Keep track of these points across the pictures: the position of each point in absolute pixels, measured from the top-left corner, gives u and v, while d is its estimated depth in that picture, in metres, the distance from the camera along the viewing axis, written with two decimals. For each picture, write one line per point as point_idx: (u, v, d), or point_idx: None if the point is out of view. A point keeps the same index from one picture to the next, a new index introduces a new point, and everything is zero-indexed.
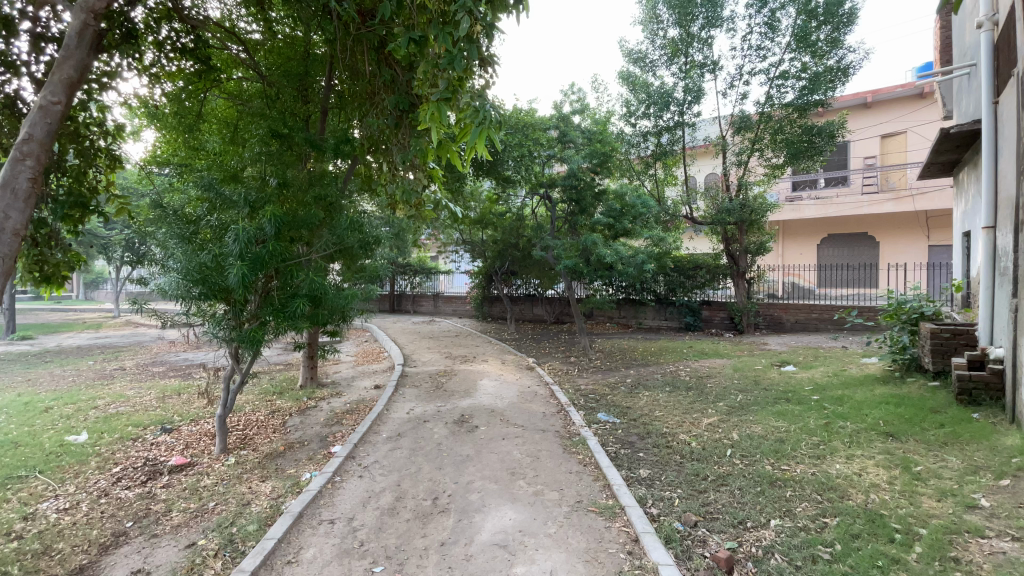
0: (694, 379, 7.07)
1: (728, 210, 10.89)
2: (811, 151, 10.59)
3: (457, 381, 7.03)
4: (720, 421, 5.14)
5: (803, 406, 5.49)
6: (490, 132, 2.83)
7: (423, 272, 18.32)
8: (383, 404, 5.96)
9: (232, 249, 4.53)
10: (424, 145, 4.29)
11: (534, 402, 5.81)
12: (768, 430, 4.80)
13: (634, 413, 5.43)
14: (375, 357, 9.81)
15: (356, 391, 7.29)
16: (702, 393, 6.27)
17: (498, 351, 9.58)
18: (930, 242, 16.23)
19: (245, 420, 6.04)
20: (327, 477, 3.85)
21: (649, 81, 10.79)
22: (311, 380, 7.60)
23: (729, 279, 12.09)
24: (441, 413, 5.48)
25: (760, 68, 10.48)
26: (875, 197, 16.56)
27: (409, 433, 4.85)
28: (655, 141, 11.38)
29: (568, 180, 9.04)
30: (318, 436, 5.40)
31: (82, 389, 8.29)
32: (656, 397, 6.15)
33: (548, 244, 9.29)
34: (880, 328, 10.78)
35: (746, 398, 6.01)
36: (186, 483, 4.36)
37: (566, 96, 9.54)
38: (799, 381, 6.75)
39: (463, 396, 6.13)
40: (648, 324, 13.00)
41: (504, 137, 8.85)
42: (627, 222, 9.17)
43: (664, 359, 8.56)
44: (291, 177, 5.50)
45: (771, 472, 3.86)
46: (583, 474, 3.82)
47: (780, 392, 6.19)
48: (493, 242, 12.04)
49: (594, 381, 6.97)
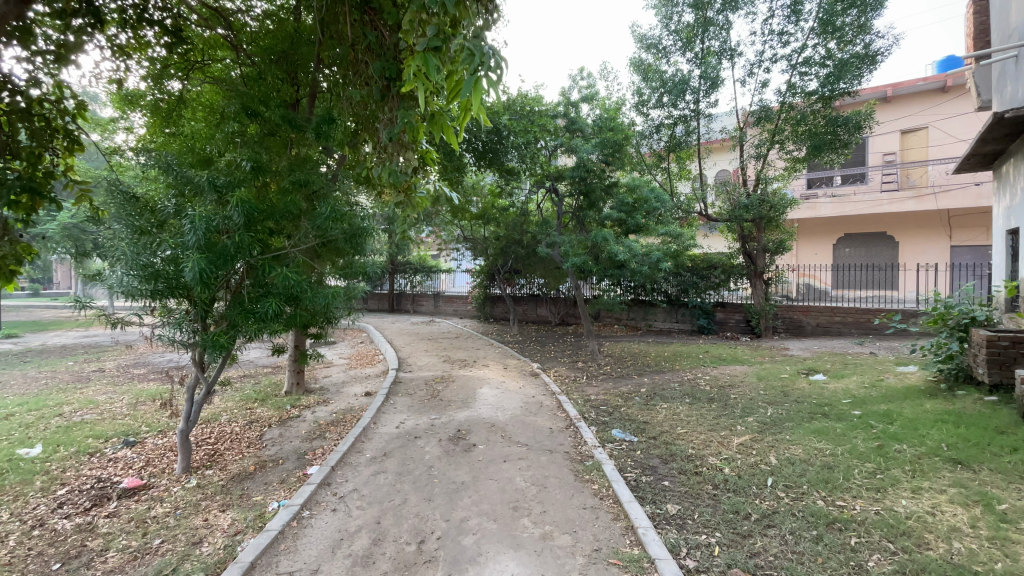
0: (715, 389, 6.42)
1: (746, 206, 10.25)
2: (835, 144, 9.92)
3: (454, 389, 6.40)
4: (753, 441, 4.49)
5: (845, 423, 4.83)
6: (487, 80, 2.16)
7: (424, 271, 17.70)
8: (371, 415, 5.33)
9: (189, 240, 3.86)
10: (415, 119, 3.62)
11: (539, 415, 5.16)
12: (811, 453, 4.16)
13: (653, 430, 4.79)
14: (369, 360, 9.17)
15: (344, 399, 6.66)
16: (728, 406, 5.62)
17: (500, 354, 8.97)
18: (952, 243, 15.52)
19: (218, 432, 5.44)
20: (293, 512, 3.21)
21: (662, 68, 10.14)
22: (298, 387, 7.01)
23: (746, 279, 11.42)
24: (435, 428, 4.85)
25: (782, 55, 9.78)
26: (895, 195, 15.82)
27: (396, 453, 4.21)
28: (668, 133, 10.73)
29: (576, 171, 8.44)
30: (295, 453, 4.78)
31: (52, 393, 7.69)
32: (677, 410, 5.51)
33: (554, 241, 8.70)
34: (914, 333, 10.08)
35: (777, 412, 5.35)
36: (134, 513, 3.75)
37: (574, 83, 8.92)
38: (833, 392, 6.09)
39: (460, 407, 5.51)
40: (659, 326, 12.39)
41: (508, 122, 8.19)
42: (639, 217, 8.40)
43: (679, 365, 7.91)
44: (268, 161, 4.86)
45: (827, 510, 3.22)
46: (600, 511, 3.18)
47: (815, 405, 5.54)
48: (495, 238, 11.45)
49: (604, 390, 6.34)
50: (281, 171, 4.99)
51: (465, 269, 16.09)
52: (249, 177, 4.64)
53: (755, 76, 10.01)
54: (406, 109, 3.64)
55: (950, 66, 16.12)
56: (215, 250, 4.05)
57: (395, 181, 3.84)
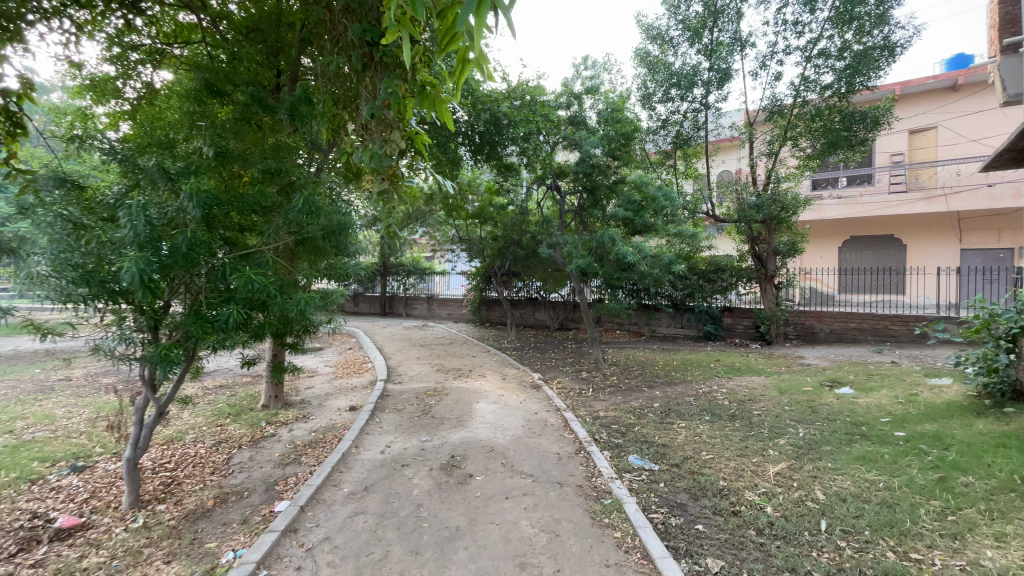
0: (735, 404, 5.84)
1: (756, 206, 9.75)
2: (852, 141, 9.37)
3: (448, 404, 5.78)
4: (791, 469, 3.92)
5: (892, 448, 4.27)
6: (496, 5, 1.52)
7: (417, 273, 17.05)
8: (352, 436, 4.71)
9: (127, 235, 3.23)
10: (402, 90, 2.99)
11: (543, 437, 4.56)
12: (863, 490, 3.58)
13: (675, 455, 4.21)
14: (356, 369, 8.53)
15: (325, 415, 6.02)
16: (754, 426, 5.03)
17: (498, 363, 8.37)
18: (962, 246, 15.09)
19: (179, 456, 4.81)
20: (247, 571, 2.59)
21: (669, 61, 9.60)
22: (276, 400, 6.39)
23: (755, 283, 10.86)
24: (426, 453, 4.24)
25: (796, 47, 9.24)
26: (904, 196, 15.30)
27: (379, 487, 3.59)
28: (676, 129, 10.20)
29: (580, 167, 7.95)
30: (265, 482, 4.16)
31: (6, 405, 6.98)
32: (697, 430, 4.91)
33: (556, 242, 8.12)
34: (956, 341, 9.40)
35: (810, 433, 4.78)
36: (62, 563, 3.08)
37: (578, 73, 8.35)
38: (866, 408, 5.51)
39: (454, 426, 4.92)
40: (663, 331, 11.85)
41: (509, 110, 7.50)
42: (647, 216, 7.68)
43: (691, 376, 7.32)
44: (233, 147, 4.22)
45: (904, 568, 2.64)
46: (626, 570, 2.59)
47: (850, 425, 4.98)
48: (493, 239, 10.88)
49: (613, 405, 5.74)
50: (250, 158, 4.37)
51: (460, 271, 15.47)
52: (211, 163, 4.02)
53: (767, 69, 9.46)
54: (391, 79, 3.03)
55: (958, 66, 15.74)
56: (165, 247, 3.43)
57: (378, 167, 3.16)
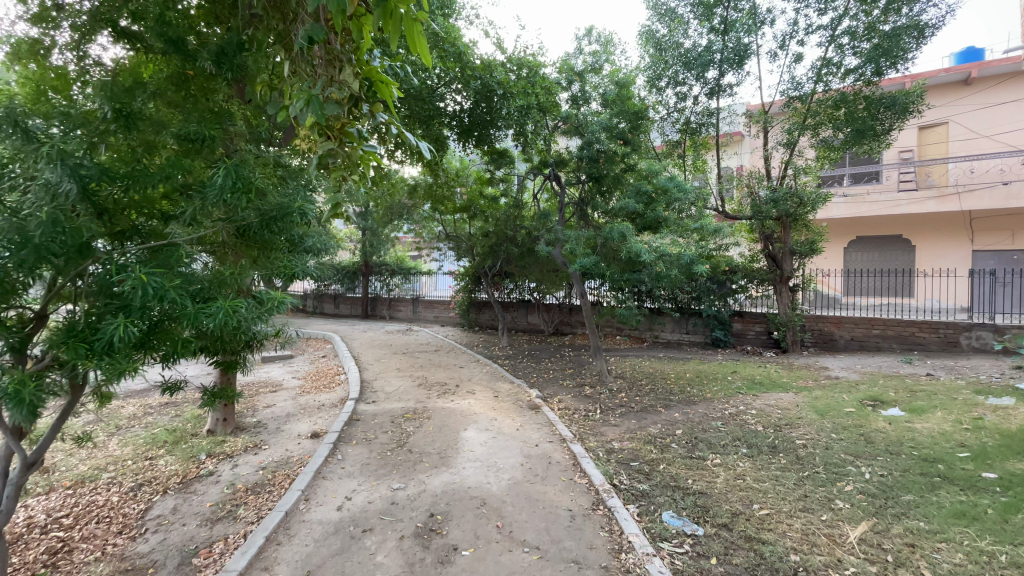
0: (772, 430, 4.91)
1: (773, 201, 8.85)
2: (877, 131, 8.50)
3: (429, 431, 4.77)
4: (876, 534, 3.00)
5: (992, 500, 3.36)
6: None
7: (402, 272, 16.04)
8: (302, 481, 3.66)
9: None
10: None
11: (549, 484, 3.57)
12: (984, 568, 2.65)
13: (717, 509, 3.28)
14: (327, 381, 7.50)
15: (281, 444, 4.98)
16: (805, 463, 4.09)
17: (489, 376, 7.38)
18: (974, 247, 14.39)
19: (81, 510, 3.80)
20: None
21: (679, 41, 8.71)
22: (225, 425, 5.36)
23: (769, 286, 9.97)
24: (396, 510, 3.23)
25: (819, 25, 8.35)
26: (914, 195, 14.50)
27: (325, 573, 2.59)
28: (684, 116, 9.35)
29: (584, 151, 7.00)
30: (181, 552, 3.15)
31: None
32: (738, 470, 3.94)
33: (556, 238, 7.15)
34: (987, 351, 8.59)
35: (877, 474, 3.87)
36: None
37: (579, 49, 7.39)
38: (931, 438, 4.62)
39: (436, 466, 3.92)
40: (667, 337, 11.03)
41: (505, 84, 6.44)
42: (659, 210, 6.68)
43: (710, 393, 6.37)
44: (145, 110, 3.18)
45: None
46: None
47: (920, 462, 4.07)
48: (482, 236, 9.89)
49: (628, 433, 4.78)
50: (168, 121, 3.31)
51: (448, 271, 14.40)
52: (109, 127, 2.95)
53: (787, 50, 8.57)
54: None
55: (968, 60, 15.07)
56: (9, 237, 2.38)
57: (319, 118, 2.12)
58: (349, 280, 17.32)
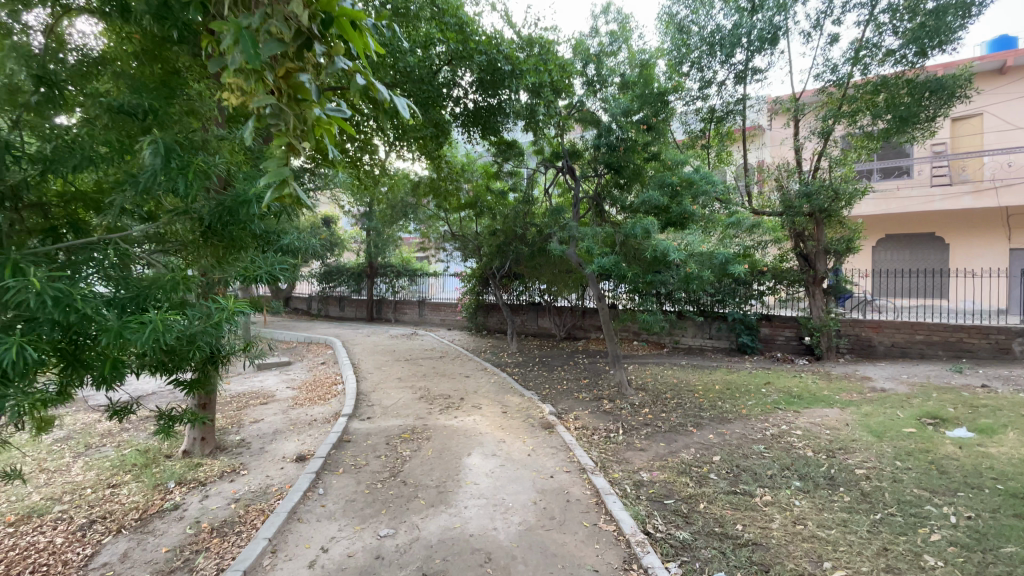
0: (823, 456, 4.24)
1: (806, 195, 8.15)
2: (922, 117, 7.75)
3: (427, 456, 4.17)
4: None
5: None
6: None
7: (408, 274, 15.49)
8: (270, 527, 3.05)
9: None
10: None
11: (568, 531, 2.94)
12: None
13: (778, 569, 2.64)
14: (323, 392, 6.91)
15: (262, 469, 4.40)
16: (874, 502, 3.41)
17: (497, 387, 6.76)
18: (1011, 245, 13.50)
19: (15, 555, 3.21)
20: None
21: (703, 22, 8.06)
22: (201, 445, 4.77)
23: (801, 288, 9.25)
24: (379, 568, 2.62)
25: (856, 2, 7.64)
26: (948, 189, 13.58)
27: None
28: (708, 104, 8.69)
29: (601, 140, 6.36)
30: None
31: None
32: (795, 511, 3.28)
33: (571, 235, 6.52)
34: None
35: (964, 517, 3.19)
36: None
37: (594, 30, 6.75)
38: (1014, 466, 3.93)
39: (433, 505, 3.30)
40: (688, 343, 10.35)
41: (514, 64, 5.83)
42: (685, 204, 6.00)
43: (744, 408, 5.69)
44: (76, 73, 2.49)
45: None
46: None
47: (1013, 500, 3.38)
48: (489, 234, 9.27)
49: (656, 460, 4.13)
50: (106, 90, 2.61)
51: (454, 272, 13.80)
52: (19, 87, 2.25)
53: (821, 30, 7.87)
54: None
55: (1003, 47, 14.20)
56: None
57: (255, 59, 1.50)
58: (354, 282, 16.79)
